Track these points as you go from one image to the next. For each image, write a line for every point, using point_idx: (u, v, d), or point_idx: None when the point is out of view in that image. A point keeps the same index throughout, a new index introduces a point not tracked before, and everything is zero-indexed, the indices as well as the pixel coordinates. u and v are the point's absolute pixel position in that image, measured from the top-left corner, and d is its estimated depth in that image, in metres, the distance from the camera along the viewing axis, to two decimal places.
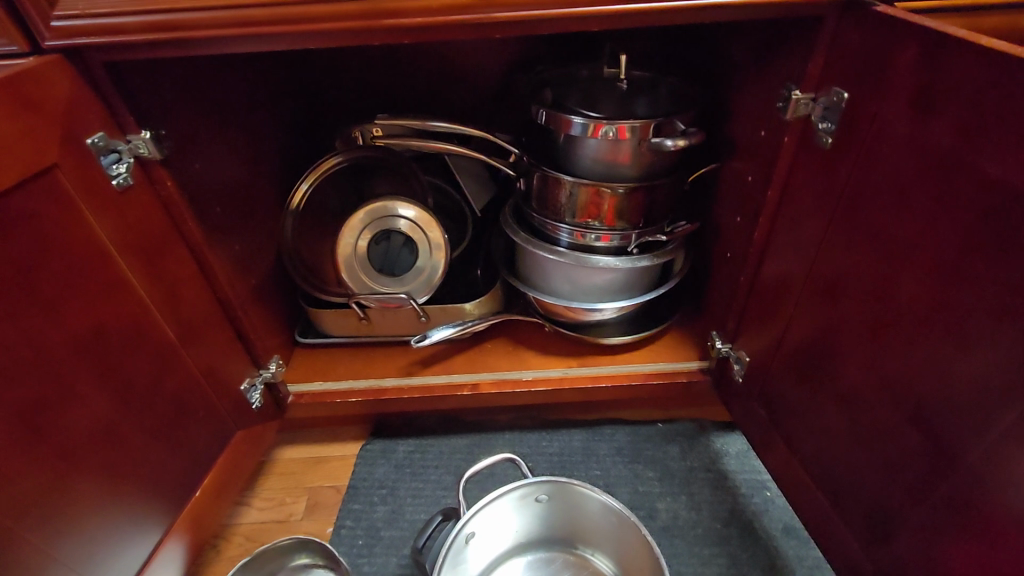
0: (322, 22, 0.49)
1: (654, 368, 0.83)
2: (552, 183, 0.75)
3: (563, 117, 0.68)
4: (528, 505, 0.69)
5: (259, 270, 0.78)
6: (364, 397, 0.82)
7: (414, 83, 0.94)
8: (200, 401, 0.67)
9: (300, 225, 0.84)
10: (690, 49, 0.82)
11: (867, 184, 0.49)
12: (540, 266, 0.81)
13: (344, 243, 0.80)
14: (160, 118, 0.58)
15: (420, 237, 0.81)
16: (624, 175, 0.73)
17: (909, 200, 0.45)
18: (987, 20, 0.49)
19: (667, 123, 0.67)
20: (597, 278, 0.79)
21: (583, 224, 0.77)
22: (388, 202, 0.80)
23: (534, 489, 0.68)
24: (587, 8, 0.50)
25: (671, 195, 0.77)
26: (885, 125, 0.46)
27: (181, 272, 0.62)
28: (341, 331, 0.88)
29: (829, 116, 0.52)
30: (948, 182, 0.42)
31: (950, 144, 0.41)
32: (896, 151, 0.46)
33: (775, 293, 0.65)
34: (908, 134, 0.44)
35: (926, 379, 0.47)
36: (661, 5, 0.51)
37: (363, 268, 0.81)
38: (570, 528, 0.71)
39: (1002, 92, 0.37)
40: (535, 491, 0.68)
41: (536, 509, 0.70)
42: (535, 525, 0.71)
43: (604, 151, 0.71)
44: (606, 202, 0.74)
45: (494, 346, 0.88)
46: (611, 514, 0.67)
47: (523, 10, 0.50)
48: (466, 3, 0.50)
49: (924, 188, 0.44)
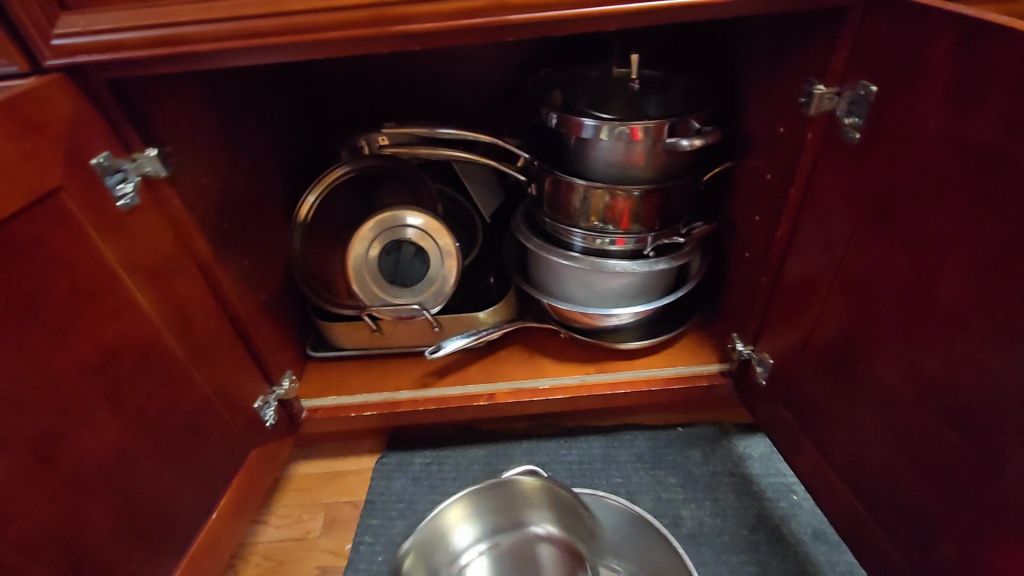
0: (325, 31, 0.48)
1: (674, 373, 0.81)
2: (565, 187, 0.74)
3: (573, 120, 0.67)
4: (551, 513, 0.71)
5: (268, 284, 0.77)
6: (379, 410, 0.81)
7: (420, 89, 0.93)
8: (214, 421, 0.65)
9: (309, 238, 0.82)
10: (701, 45, 0.80)
11: (897, 180, 0.47)
12: (554, 271, 0.80)
13: (355, 254, 0.79)
14: (166, 134, 0.57)
15: (430, 245, 0.80)
16: (638, 177, 0.71)
17: (943, 196, 0.44)
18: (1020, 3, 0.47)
19: (681, 123, 0.65)
20: (614, 282, 0.77)
21: (597, 228, 0.75)
22: (397, 211, 0.78)
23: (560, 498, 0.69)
24: (602, 7, 0.49)
25: (686, 196, 0.75)
26: (915, 118, 0.44)
27: (191, 290, 0.61)
28: (352, 344, 0.86)
29: (855, 110, 0.50)
30: (989, 177, 0.40)
31: (989, 137, 0.39)
32: (928, 145, 0.44)
33: (799, 293, 0.64)
34: (941, 127, 0.42)
35: (967, 382, 0.45)
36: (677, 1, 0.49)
37: (373, 279, 0.80)
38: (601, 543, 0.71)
39: None
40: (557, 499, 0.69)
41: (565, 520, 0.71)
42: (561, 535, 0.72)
43: (617, 154, 0.69)
44: (620, 205, 0.72)
45: (509, 354, 0.87)
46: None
47: (535, 12, 0.49)
48: (477, 6, 0.48)
49: (962, 183, 0.42)
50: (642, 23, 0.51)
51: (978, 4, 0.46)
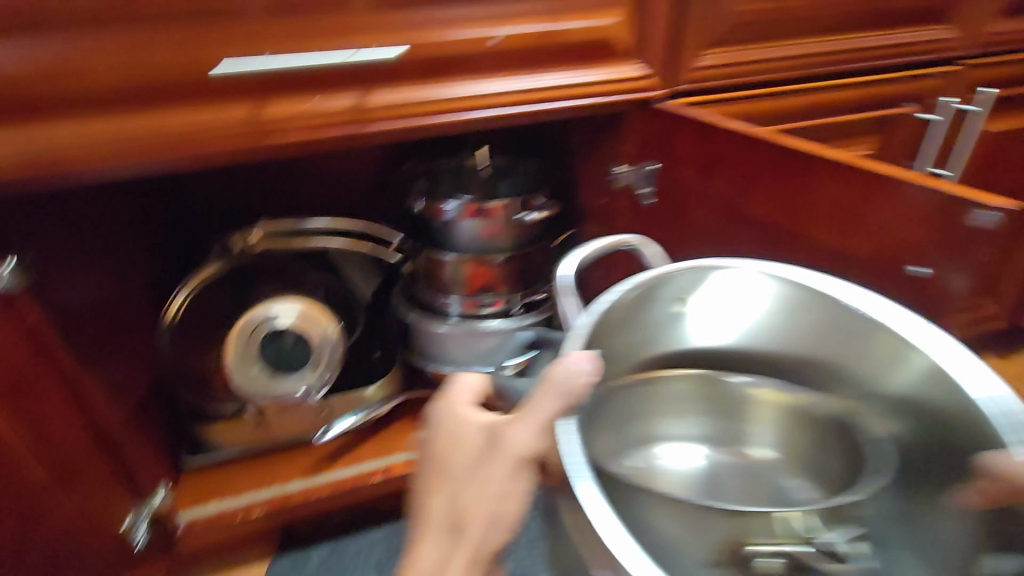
0: (213, 137, 0.50)
1: None
2: (437, 263, 0.83)
3: (435, 204, 0.78)
4: (662, 312, 0.50)
5: (135, 394, 0.73)
6: (267, 508, 0.78)
7: (282, 188, 0.90)
8: (77, 549, 0.59)
9: (177, 340, 0.77)
10: (522, 136, 0.92)
11: (682, 230, 0.62)
12: (435, 339, 0.86)
13: (235, 383, 0.77)
14: (19, 247, 0.55)
15: (313, 333, 0.78)
16: (497, 247, 0.82)
17: (715, 241, 0.58)
18: (754, 104, 0.63)
19: (528, 199, 0.79)
20: (491, 341, 0.85)
21: (469, 294, 0.84)
22: (270, 302, 0.77)
23: (682, 285, 0.50)
24: (479, 110, 0.55)
25: (545, 258, 0.85)
26: (682, 187, 0.59)
27: (51, 406, 0.57)
28: (235, 443, 0.83)
29: (649, 182, 0.64)
30: (739, 222, 0.55)
31: (731, 196, 0.55)
32: (695, 205, 0.59)
33: None
34: (700, 191, 0.58)
35: None
36: (540, 106, 0.56)
37: (256, 375, 0.77)
38: (707, 386, 0.48)
39: (749, 158, 0.51)
40: (678, 286, 0.50)
41: (680, 329, 0.51)
42: (664, 350, 0.51)
43: (479, 230, 0.80)
44: (488, 270, 0.82)
45: (402, 426, 0.89)
46: (834, 310, 0.47)
47: (409, 119, 0.53)
48: (346, 118, 0.52)
49: (724, 229, 0.57)
50: (510, 119, 0.57)
51: (716, 105, 0.62)
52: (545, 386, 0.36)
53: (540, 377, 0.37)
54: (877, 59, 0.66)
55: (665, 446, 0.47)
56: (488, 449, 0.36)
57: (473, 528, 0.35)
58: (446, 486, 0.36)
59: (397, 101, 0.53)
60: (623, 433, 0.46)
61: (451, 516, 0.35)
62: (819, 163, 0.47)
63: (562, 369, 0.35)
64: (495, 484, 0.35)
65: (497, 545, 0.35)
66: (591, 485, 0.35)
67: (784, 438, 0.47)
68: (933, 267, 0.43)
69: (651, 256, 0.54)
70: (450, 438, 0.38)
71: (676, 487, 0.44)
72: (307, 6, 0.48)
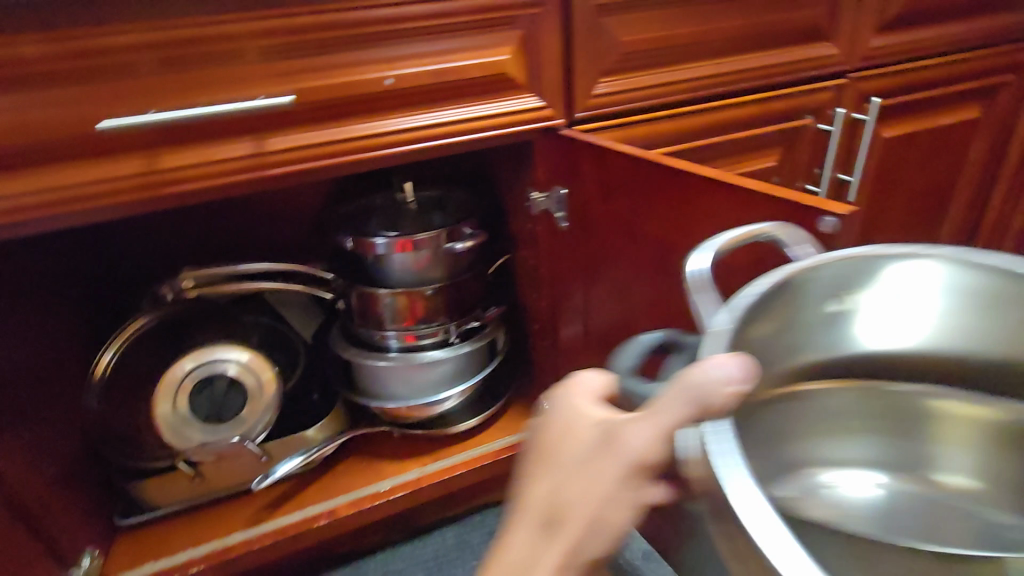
0: (110, 189, 0.50)
1: (503, 444, 0.89)
2: (370, 299, 0.82)
3: (366, 241, 0.78)
4: (814, 311, 0.42)
5: (59, 457, 0.70)
6: (206, 564, 0.75)
7: (212, 233, 0.89)
8: None
9: (105, 395, 0.77)
10: (453, 167, 0.93)
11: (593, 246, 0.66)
12: (374, 375, 0.85)
13: (172, 441, 0.76)
14: None
15: (250, 381, 0.78)
16: (429, 278, 0.83)
17: (620, 255, 0.62)
18: (647, 128, 0.67)
19: (454, 229, 0.80)
20: (430, 373, 0.85)
21: (405, 327, 0.84)
22: (210, 346, 0.77)
23: (832, 280, 0.42)
24: (383, 148, 0.56)
25: (477, 285, 0.88)
26: (588, 207, 0.63)
27: None
28: (172, 498, 0.81)
29: (561, 207, 0.66)
30: (635, 238, 0.59)
31: (626, 215, 0.58)
32: (601, 223, 0.62)
33: (575, 351, 0.78)
34: (602, 211, 0.61)
35: None
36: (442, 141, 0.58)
37: (189, 422, 0.76)
38: (866, 401, 0.46)
39: (635, 182, 0.55)
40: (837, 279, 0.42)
41: (838, 328, 0.44)
42: (824, 353, 0.44)
43: (409, 263, 0.81)
44: (421, 302, 0.83)
45: (348, 466, 0.87)
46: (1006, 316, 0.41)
47: (313, 161, 0.54)
48: (248, 164, 0.53)
49: (625, 243, 0.61)
50: (417, 154, 0.58)
51: (612, 131, 0.65)
52: (677, 389, 0.30)
53: (674, 378, 0.31)
54: (767, 78, 0.70)
55: (848, 468, 0.47)
56: (604, 447, 0.33)
57: (570, 529, 0.33)
58: (550, 479, 0.35)
59: (299, 144, 0.54)
60: (773, 456, 0.45)
61: (549, 509, 0.34)
62: (692, 183, 0.50)
63: (700, 372, 0.29)
64: (603, 484, 0.33)
65: (596, 552, 0.33)
66: (744, 479, 0.27)
67: (980, 463, 0.46)
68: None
69: (794, 251, 0.42)
70: (563, 425, 0.36)
71: (837, 517, 0.44)
72: (199, 58, 0.49)
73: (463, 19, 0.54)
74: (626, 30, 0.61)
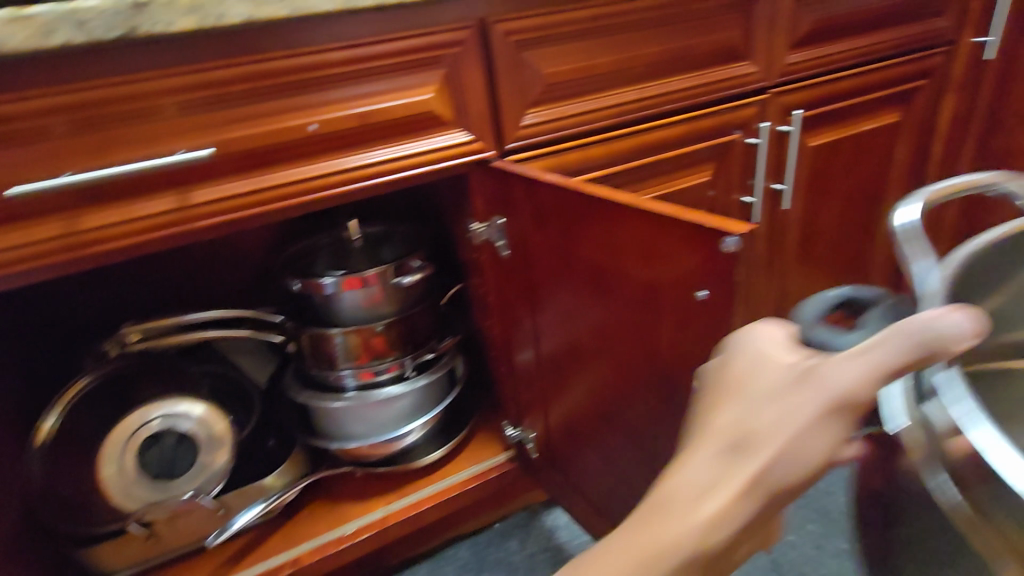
0: (33, 255, 0.49)
1: (469, 473, 0.88)
2: (321, 339, 0.82)
3: (313, 281, 0.77)
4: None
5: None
6: None
7: (154, 285, 0.88)
8: None
9: (50, 462, 0.72)
10: (399, 201, 0.94)
11: (533, 272, 0.66)
12: (331, 416, 0.84)
13: (122, 504, 0.74)
14: None
15: (202, 436, 0.77)
16: (381, 313, 0.82)
17: (556, 280, 0.63)
18: (578, 154, 0.69)
19: (401, 263, 0.80)
20: (389, 408, 0.85)
21: (359, 365, 0.83)
22: (163, 400, 0.75)
23: None
24: (313, 193, 0.56)
25: (429, 316, 0.88)
26: (524, 234, 0.64)
27: None
28: (127, 563, 0.78)
29: (501, 237, 0.68)
30: (567, 263, 0.60)
31: (558, 239, 0.59)
32: (536, 249, 0.63)
33: (530, 375, 0.78)
34: (536, 236, 0.62)
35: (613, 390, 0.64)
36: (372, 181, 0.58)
37: (137, 479, 0.74)
38: None
39: (562, 207, 0.56)
40: None
41: None
42: None
43: (360, 300, 0.80)
44: (374, 338, 0.83)
45: (311, 511, 0.86)
46: None
47: (244, 210, 0.54)
48: (176, 219, 0.53)
49: (558, 268, 0.61)
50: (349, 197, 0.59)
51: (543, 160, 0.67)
52: (896, 334, 0.30)
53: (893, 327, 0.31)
54: (689, 99, 0.73)
55: None
56: (798, 380, 0.34)
57: (756, 454, 0.33)
58: (733, 407, 0.35)
59: (227, 195, 0.54)
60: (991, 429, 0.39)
61: (736, 434, 0.34)
62: (611, 210, 0.51)
63: (935, 320, 0.29)
64: (801, 413, 0.33)
65: (780, 482, 0.33)
66: (987, 431, 0.28)
67: None
68: (707, 290, 0.46)
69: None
70: (748, 365, 0.37)
71: None
72: (114, 118, 0.48)
73: (382, 63, 0.55)
74: (546, 62, 0.63)
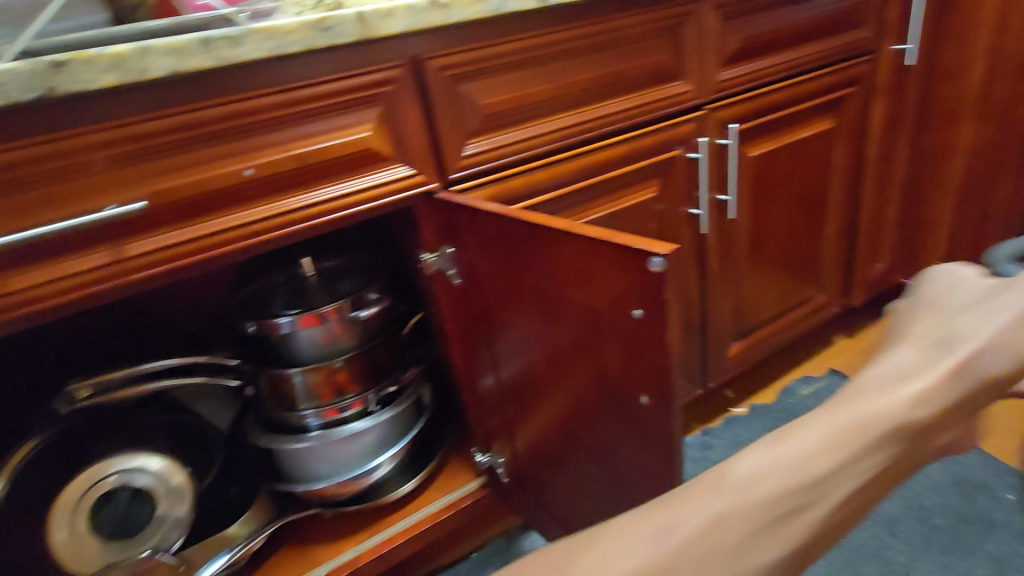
0: None
1: (440, 504, 0.87)
2: (280, 380, 0.81)
3: (269, 321, 0.76)
4: None
5: None
6: None
7: (103, 337, 0.85)
8: None
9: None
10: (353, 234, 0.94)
11: (484, 300, 0.67)
12: (297, 458, 0.83)
13: (77, 568, 0.70)
14: None
15: (161, 490, 0.75)
16: (339, 349, 0.81)
17: (506, 306, 0.63)
18: (522, 179, 0.70)
19: (359, 296, 0.79)
20: (356, 444, 0.83)
21: (321, 403, 0.82)
22: (116, 456, 0.73)
23: None
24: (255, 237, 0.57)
25: (390, 349, 0.88)
26: (472, 263, 0.65)
27: None
28: None
29: (450, 266, 0.68)
30: (515, 289, 0.60)
31: (504, 266, 0.60)
32: (484, 276, 0.64)
33: (495, 401, 0.78)
34: (484, 264, 0.63)
35: (572, 412, 0.64)
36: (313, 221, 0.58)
37: (88, 540, 0.71)
38: None
39: (506, 233, 0.57)
40: None
41: None
42: None
43: (318, 337, 0.79)
44: (336, 375, 0.82)
45: (281, 557, 0.84)
46: None
47: (184, 259, 0.54)
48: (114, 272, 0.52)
49: (508, 295, 0.62)
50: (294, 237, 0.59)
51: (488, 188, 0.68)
52: None
53: None
54: (626, 120, 0.76)
55: None
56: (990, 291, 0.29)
57: (974, 333, 0.27)
58: (934, 319, 0.30)
59: (166, 244, 0.53)
60: None
61: (938, 332, 0.28)
62: (550, 236, 0.52)
63: None
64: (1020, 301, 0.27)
65: (995, 371, 0.26)
66: None
67: None
68: (643, 309, 0.48)
69: None
70: (944, 288, 0.32)
71: None
72: (41, 176, 0.48)
73: (311, 106, 0.56)
74: (482, 93, 0.64)
